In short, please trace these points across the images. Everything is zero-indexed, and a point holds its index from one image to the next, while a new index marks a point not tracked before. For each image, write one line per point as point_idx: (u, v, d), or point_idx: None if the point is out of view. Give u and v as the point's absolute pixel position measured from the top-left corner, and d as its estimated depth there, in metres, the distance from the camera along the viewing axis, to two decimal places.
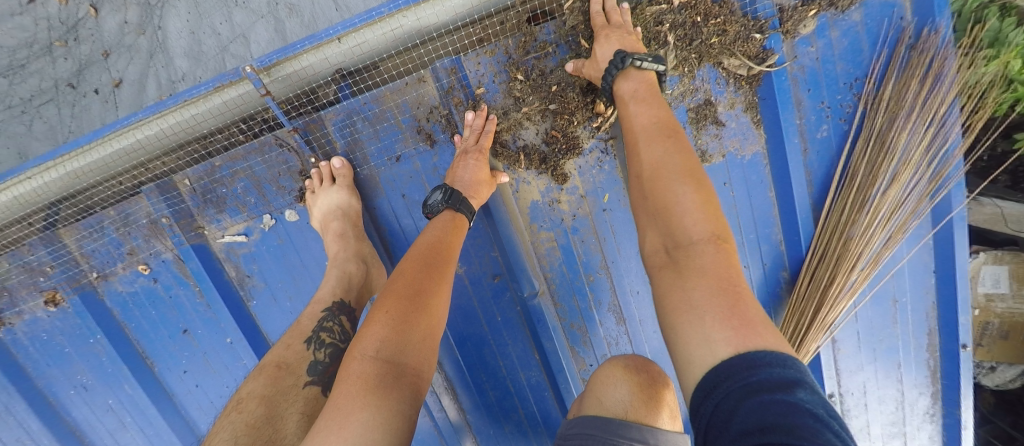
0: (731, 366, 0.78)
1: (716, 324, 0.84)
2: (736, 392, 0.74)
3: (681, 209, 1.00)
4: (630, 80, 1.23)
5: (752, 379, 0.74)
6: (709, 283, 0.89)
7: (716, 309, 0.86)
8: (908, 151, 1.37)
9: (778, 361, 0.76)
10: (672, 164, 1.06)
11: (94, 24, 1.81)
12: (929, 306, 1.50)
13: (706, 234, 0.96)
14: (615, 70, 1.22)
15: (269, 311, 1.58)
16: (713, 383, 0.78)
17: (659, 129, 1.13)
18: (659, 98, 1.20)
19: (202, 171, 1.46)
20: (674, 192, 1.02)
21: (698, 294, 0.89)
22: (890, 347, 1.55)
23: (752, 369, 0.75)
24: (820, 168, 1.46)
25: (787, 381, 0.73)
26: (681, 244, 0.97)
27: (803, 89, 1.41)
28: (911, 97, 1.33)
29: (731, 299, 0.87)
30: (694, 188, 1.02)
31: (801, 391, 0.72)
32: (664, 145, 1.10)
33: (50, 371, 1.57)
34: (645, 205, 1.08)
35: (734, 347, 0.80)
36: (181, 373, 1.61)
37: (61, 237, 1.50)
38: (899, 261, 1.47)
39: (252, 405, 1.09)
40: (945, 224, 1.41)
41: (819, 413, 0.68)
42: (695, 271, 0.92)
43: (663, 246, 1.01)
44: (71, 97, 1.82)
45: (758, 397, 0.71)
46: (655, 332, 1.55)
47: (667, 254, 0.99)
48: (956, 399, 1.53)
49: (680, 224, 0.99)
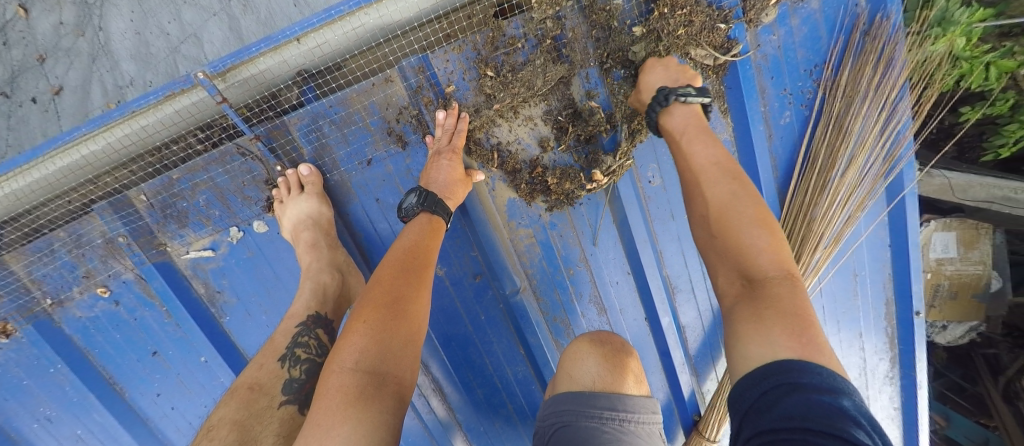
0: (784, 365, 0.78)
1: (784, 333, 0.83)
2: (784, 387, 0.75)
3: (753, 249, 0.96)
4: (675, 116, 1.23)
5: (806, 380, 0.74)
6: (781, 308, 0.87)
7: (787, 325, 0.84)
8: (864, 133, 1.42)
9: (832, 374, 0.76)
10: (742, 203, 1.01)
11: (26, 25, 1.67)
12: (886, 276, 1.59)
13: (782, 271, 0.93)
14: (659, 106, 1.24)
15: (244, 326, 1.53)
16: (764, 375, 0.79)
17: (724, 169, 1.08)
18: (709, 134, 1.17)
19: (159, 185, 1.38)
20: (743, 230, 0.98)
21: (770, 315, 0.86)
22: (852, 318, 1.63)
23: (804, 372, 0.76)
24: (784, 153, 1.51)
25: (833, 389, 0.73)
26: (755, 279, 0.93)
27: (767, 76, 1.44)
28: (866, 81, 1.39)
29: (804, 322, 0.84)
30: (763, 227, 0.98)
31: (849, 401, 0.72)
32: (733, 183, 1.06)
33: (8, 406, 1.47)
34: (714, 242, 1.02)
35: (799, 354, 0.79)
36: (154, 396, 1.54)
37: (8, 263, 1.38)
38: (859, 238, 1.54)
39: (224, 432, 1.06)
40: (898, 201, 1.50)
41: (863, 425, 0.68)
42: (770, 300, 0.89)
43: (738, 280, 0.95)
44: (6, 108, 1.67)
45: (807, 394, 0.72)
46: (635, 319, 1.59)
47: (741, 290, 0.94)
48: (911, 362, 1.65)
49: (753, 261, 0.95)
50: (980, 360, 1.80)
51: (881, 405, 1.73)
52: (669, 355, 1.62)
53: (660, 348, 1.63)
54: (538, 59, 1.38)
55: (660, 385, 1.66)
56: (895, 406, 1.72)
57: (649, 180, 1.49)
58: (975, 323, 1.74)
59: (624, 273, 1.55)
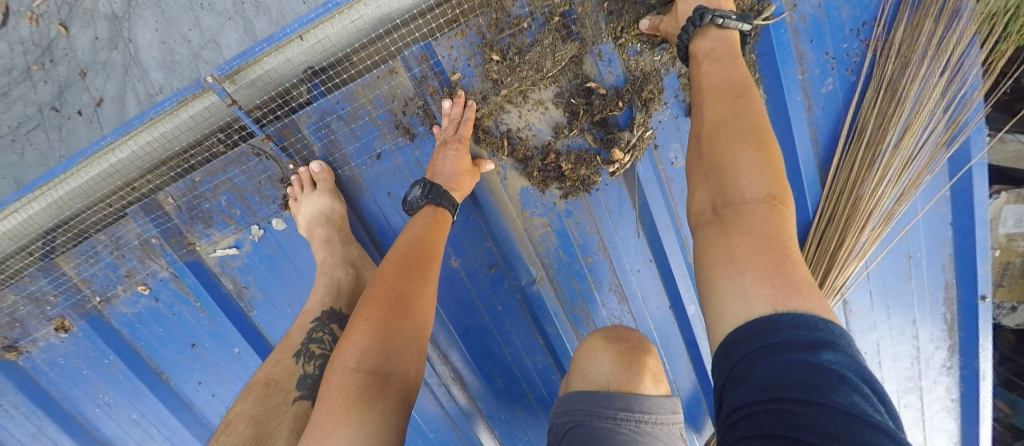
0: (757, 326, 0.69)
1: (756, 280, 0.74)
2: (757, 352, 0.67)
3: (736, 168, 0.86)
4: (708, 39, 1.09)
5: (779, 339, 0.66)
6: (753, 240, 0.78)
7: (758, 267, 0.75)
8: (922, 99, 1.25)
9: (810, 323, 0.67)
10: (736, 122, 0.92)
11: (67, 43, 1.75)
12: (945, 258, 1.41)
13: (761, 194, 0.82)
14: (693, 27, 1.09)
15: (271, 320, 1.57)
16: (735, 342, 0.70)
17: (730, 88, 0.99)
18: (738, 59, 1.05)
19: (184, 187, 1.42)
20: (731, 149, 0.88)
21: (740, 252, 0.78)
22: (905, 303, 1.47)
23: (777, 329, 0.67)
24: (826, 124, 1.35)
25: (815, 342, 0.65)
26: (730, 203, 0.84)
27: (805, 40, 1.29)
28: (925, 38, 1.21)
29: (778, 259, 0.76)
30: (754, 145, 0.87)
31: (832, 353, 0.64)
32: (734, 104, 0.95)
33: (73, 393, 1.56)
34: (699, 163, 0.94)
35: (772, 306, 0.70)
36: (196, 384, 1.62)
37: (60, 265, 1.46)
38: (915, 216, 1.37)
39: (241, 427, 1.09)
40: (963, 174, 1.32)
41: (849, 377, 0.61)
42: (740, 229, 0.80)
43: (711, 205, 0.87)
44: (57, 121, 1.77)
45: (780, 356, 0.64)
46: (659, 308, 1.50)
47: (711, 214, 0.86)
48: (974, 350, 1.48)
49: (734, 183, 0.85)
50: None
51: (935, 396, 1.56)
52: (697, 345, 1.52)
53: (687, 338, 1.54)
54: (547, 39, 1.30)
55: (688, 376, 1.57)
56: (952, 397, 1.55)
57: (671, 161, 1.39)
58: None
59: (646, 260, 1.46)
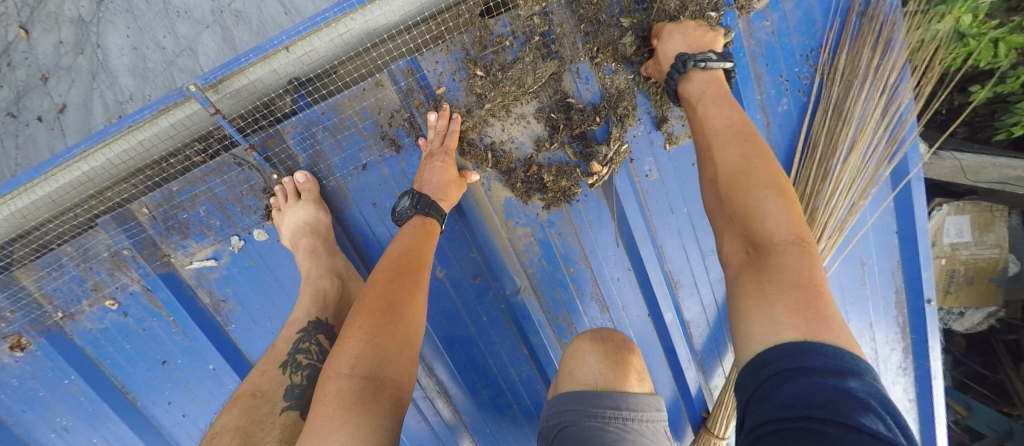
0: (784, 350, 0.76)
1: (786, 309, 0.81)
2: (784, 374, 0.74)
3: (762, 213, 0.94)
4: (695, 82, 1.22)
5: (806, 364, 0.73)
6: (785, 277, 0.85)
7: (790, 300, 0.82)
8: (866, 117, 1.39)
9: (837, 354, 0.74)
10: (752, 166, 1.00)
11: (27, 46, 1.69)
12: (894, 264, 1.56)
13: (790, 236, 0.90)
14: (677, 73, 1.22)
15: (249, 333, 1.54)
16: (764, 363, 0.77)
17: (735, 133, 1.08)
18: (729, 100, 1.16)
19: (159, 197, 1.40)
20: (754, 195, 0.96)
21: (772, 286, 0.85)
22: (862, 308, 1.61)
23: (805, 355, 0.74)
24: (783, 140, 1.48)
25: (839, 370, 0.72)
26: (760, 245, 0.91)
27: (762, 64, 1.41)
28: (864, 64, 1.36)
29: (808, 294, 0.82)
30: (775, 190, 0.96)
31: (856, 381, 0.70)
32: (742, 148, 1.05)
33: (27, 417, 1.48)
34: (722, 207, 1.02)
35: (803, 333, 0.78)
36: (166, 405, 1.56)
37: (18, 279, 1.39)
38: (865, 225, 1.51)
39: (228, 438, 1.08)
40: (904, 185, 1.47)
41: (873, 405, 0.67)
42: (773, 268, 0.87)
43: (742, 247, 0.95)
44: (12, 127, 1.70)
45: (807, 378, 0.71)
46: (638, 315, 1.58)
47: (745, 257, 0.93)
48: (925, 351, 1.62)
49: (760, 226, 0.93)
50: (1000, 346, 1.75)
51: (895, 397, 1.69)
52: (674, 351, 1.61)
53: (665, 344, 1.62)
54: (527, 57, 1.37)
55: (665, 381, 1.65)
56: (908, 397, 1.68)
57: (646, 174, 1.47)
58: (993, 308, 1.72)
59: (625, 268, 1.54)
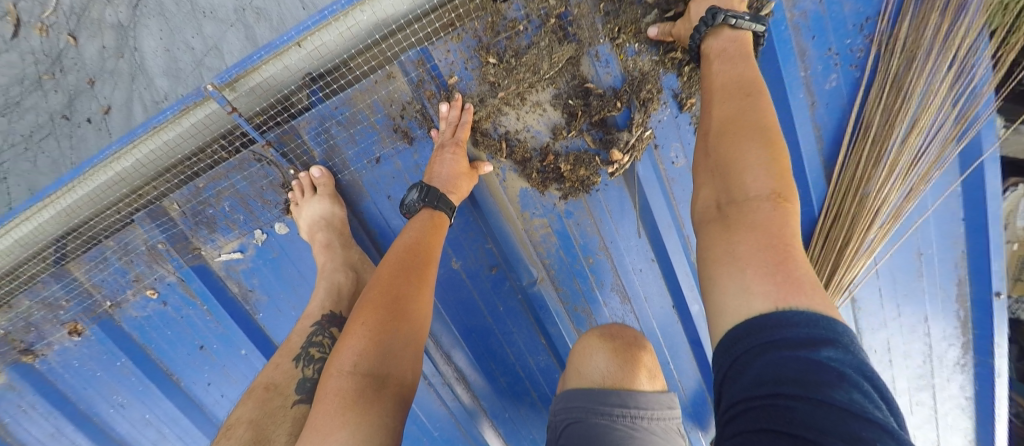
0: (756, 322, 0.69)
1: (757, 276, 0.74)
2: (755, 349, 0.67)
3: (743, 166, 0.86)
4: (720, 39, 1.10)
5: (777, 336, 0.66)
6: (756, 237, 0.78)
7: (760, 263, 0.75)
8: (930, 93, 1.23)
9: (811, 321, 0.67)
10: (744, 120, 0.92)
11: (76, 52, 1.78)
12: (959, 254, 1.39)
13: (767, 191, 0.82)
14: (705, 27, 1.10)
15: (276, 322, 1.60)
16: (735, 336, 0.71)
17: (738, 87, 0.99)
18: (749, 59, 1.05)
19: (188, 193, 1.45)
20: (739, 146, 0.88)
21: (742, 249, 0.79)
22: (917, 300, 1.45)
23: (776, 327, 0.67)
24: (831, 121, 1.34)
25: (816, 338, 0.65)
26: (736, 201, 0.85)
27: (807, 37, 1.27)
28: (931, 32, 1.20)
29: (778, 256, 0.75)
30: (762, 142, 0.87)
31: (831, 350, 0.64)
32: (741, 104, 0.95)
33: (87, 393, 1.59)
34: (707, 162, 0.95)
35: (774, 301, 0.70)
36: (205, 384, 1.64)
37: (71, 271, 1.48)
38: (925, 213, 1.35)
39: (241, 430, 1.12)
40: (975, 169, 1.29)
41: (848, 374, 0.61)
42: (745, 226, 0.80)
43: (716, 203, 0.88)
44: (67, 129, 1.80)
45: (778, 352, 0.64)
46: (662, 307, 1.50)
47: (717, 212, 0.87)
48: (988, 348, 1.46)
49: (738, 180, 0.86)
50: None
51: (949, 394, 1.54)
52: (700, 344, 1.53)
53: (691, 337, 1.53)
54: (542, 41, 1.31)
55: (693, 375, 1.57)
56: (965, 396, 1.53)
57: (672, 161, 1.38)
58: None
59: (648, 260, 1.46)
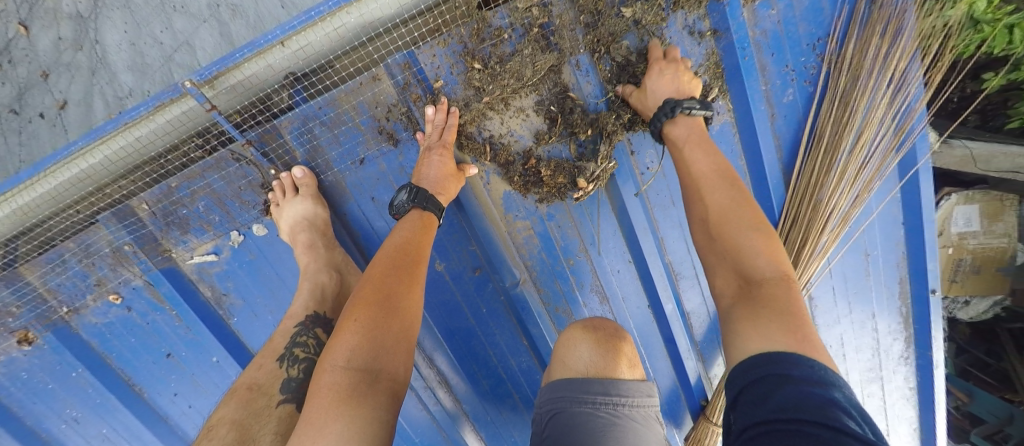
0: (775, 357, 0.80)
1: (778, 329, 0.86)
2: (775, 381, 0.76)
3: (750, 251, 1.00)
4: (680, 126, 1.27)
5: (793, 373, 0.76)
6: (775, 307, 0.90)
7: (783, 322, 0.87)
8: (872, 109, 1.37)
9: (821, 368, 0.78)
10: (739, 207, 1.07)
11: (27, 43, 1.68)
12: (899, 255, 1.54)
13: (775, 270, 0.97)
14: (665, 117, 1.26)
15: (251, 327, 1.55)
16: (754, 367, 0.81)
17: (723, 175, 1.15)
18: (711, 143, 1.23)
19: (159, 193, 1.39)
20: (741, 234, 1.03)
21: (764, 312, 0.90)
22: (864, 298, 1.58)
23: (792, 364, 0.78)
24: (788, 131, 1.46)
25: (825, 381, 0.75)
26: (752, 280, 0.97)
27: (767, 53, 1.38)
28: (872, 54, 1.33)
29: (798, 319, 0.88)
30: (758, 229, 1.03)
31: (839, 393, 0.73)
32: (731, 193, 1.11)
33: (37, 409, 1.48)
34: (712, 245, 1.06)
35: (793, 347, 0.82)
36: (172, 396, 1.56)
37: (23, 275, 1.39)
38: (869, 215, 1.49)
39: (223, 431, 1.08)
40: (911, 176, 1.44)
41: (853, 412, 0.70)
42: (764, 299, 0.93)
43: (733, 283, 1.00)
44: (15, 124, 1.69)
45: (796, 386, 0.73)
46: (639, 307, 1.57)
47: (738, 292, 0.98)
48: (927, 342, 1.60)
49: (749, 262, 0.99)
50: (1005, 335, 1.76)
51: (895, 385, 1.67)
52: (674, 342, 1.60)
53: (665, 335, 1.61)
54: (526, 49, 1.35)
55: (666, 372, 1.64)
56: (909, 386, 1.67)
57: (646, 167, 1.46)
58: (999, 296, 1.71)
59: (626, 261, 1.53)
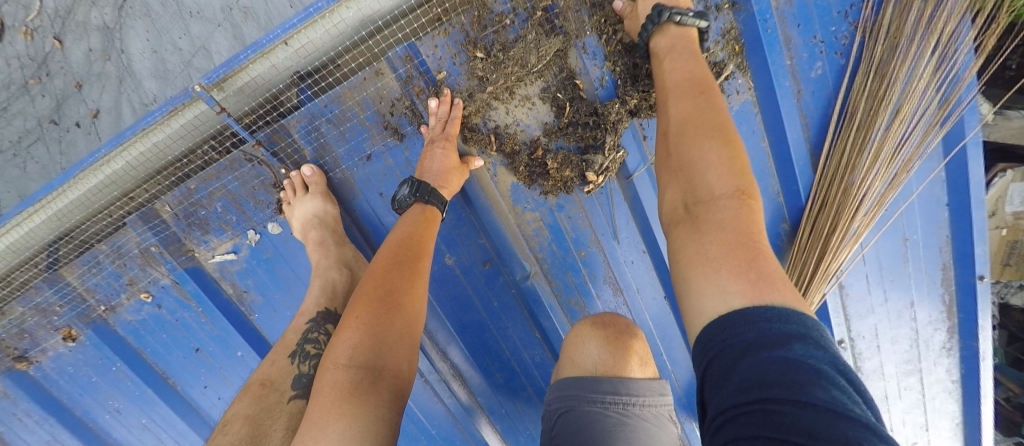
0: (730, 320, 0.74)
1: (731, 276, 0.79)
2: (734, 352, 0.70)
3: (705, 165, 0.93)
4: (667, 36, 1.17)
5: (751, 337, 0.70)
6: (725, 235, 0.84)
7: (733, 264, 0.80)
8: (912, 82, 1.26)
9: (782, 316, 0.71)
10: (700, 119, 0.98)
11: (62, 56, 1.76)
12: (943, 239, 1.42)
13: (731, 189, 0.89)
14: (651, 25, 1.17)
15: (271, 322, 1.60)
16: (711, 340, 0.75)
17: (691, 85, 1.05)
18: (693, 54, 1.13)
19: (180, 195, 1.45)
20: (699, 147, 0.94)
21: (713, 248, 0.84)
22: (902, 286, 1.47)
23: (750, 325, 0.71)
24: (816, 110, 1.36)
25: (787, 335, 0.69)
26: (702, 200, 0.91)
27: (792, 25, 1.30)
28: (914, 19, 1.22)
29: (750, 253, 0.81)
30: (721, 142, 0.94)
31: (802, 346, 0.67)
32: (696, 103, 1.02)
33: (84, 400, 1.59)
34: (669, 162, 1.00)
35: (749, 299, 0.75)
36: (202, 388, 1.64)
37: (64, 276, 1.48)
38: (908, 198, 1.38)
39: (237, 426, 1.11)
40: (957, 153, 1.32)
41: (822, 369, 0.64)
42: (712, 226, 0.87)
43: (683, 203, 0.94)
44: (55, 134, 1.79)
45: (755, 355, 0.67)
46: (654, 299, 1.52)
47: (684, 213, 0.93)
48: (973, 331, 1.48)
49: (703, 180, 0.92)
50: None
51: (937, 378, 1.55)
52: None
53: (684, 328, 1.55)
54: (529, 34, 1.32)
55: (686, 366, 1.59)
56: (952, 379, 1.55)
57: None
58: None
59: (640, 251, 1.48)
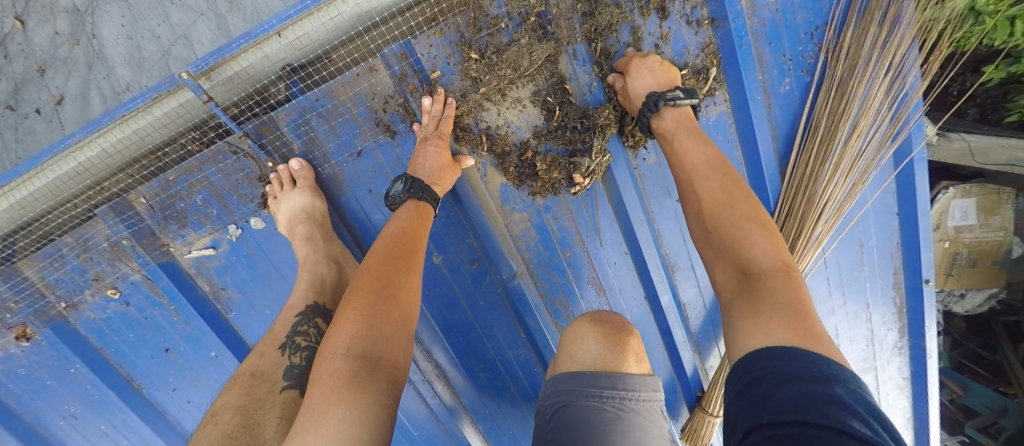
0: (776, 352, 0.82)
1: (781, 327, 0.86)
2: (776, 381, 0.77)
3: (748, 242, 1.03)
4: (666, 118, 1.29)
5: (793, 371, 0.77)
6: (776, 298, 0.92)
7: (782, 318, 0.88)
8: (868, 99, 1.37)
9: (824, 362, 0.78)
10: (731, 202, 1.10)
11: (23, 38, 1.67)
12: (894, 245, 1.54)
13: (775, 262, 0.99)
14: (649, 112, 1.28)
15: (249, 321, 1.55)
16: (753, 367, 0.82)
17: (712, 167, 1.18)
18: (702, 134, 1.25)
19: (157, 186, 1.39)
20: (739, 227, 1.05)
21: (765, 306, 0.91)
22: (859, 289, 1.59)
23: (792, 359, 0.79)
24: (784, 122, 1.47)
25: (826, 377, 0.75)
26: (751, 272, 0.99)
27: (764, 42, 1.40)
28: (870, 42, 1.34)
29: (800, 313, 0.88)
30: (756, 222, 1.06)
31: (841, 388, 0.73)
32: (723, 184, 1.14)
33: (35, 405, 1.48)
34: (710, 237, 1.10)
35: (793, 342, 0.82)
36: (171, 391, 1.57)
37: (21, 269, 1.39)
38: (864, 207, 1.49)
39: (228, 416, 1.09)
40: (907, 164, 1.45)
41: (858, 410, 0.69)
42: (764, 292, 0.94)
43: (735, 274, 1.02)
44: (12, 120, 1.69)
45: (797, 385, 0.74)
46: (635, 298, 1.58)
47: (737, 285, 1.00)
48: (921, 331, 1.61)
49: (748, 254, 1.02)
50: (1000, 328, 1.76)
51: (889, 376, 1.68)
52: (670, 334, 1.60)
53: (661, 326, 1.61)
54: (522, 39, 1.35)
55: (662, 364, 1.65)
56: (902, 376, 1.68)
57: (643, 158, 1.47)
58: (994, 289, 1.73)
59: (622, 252, 1.53)
